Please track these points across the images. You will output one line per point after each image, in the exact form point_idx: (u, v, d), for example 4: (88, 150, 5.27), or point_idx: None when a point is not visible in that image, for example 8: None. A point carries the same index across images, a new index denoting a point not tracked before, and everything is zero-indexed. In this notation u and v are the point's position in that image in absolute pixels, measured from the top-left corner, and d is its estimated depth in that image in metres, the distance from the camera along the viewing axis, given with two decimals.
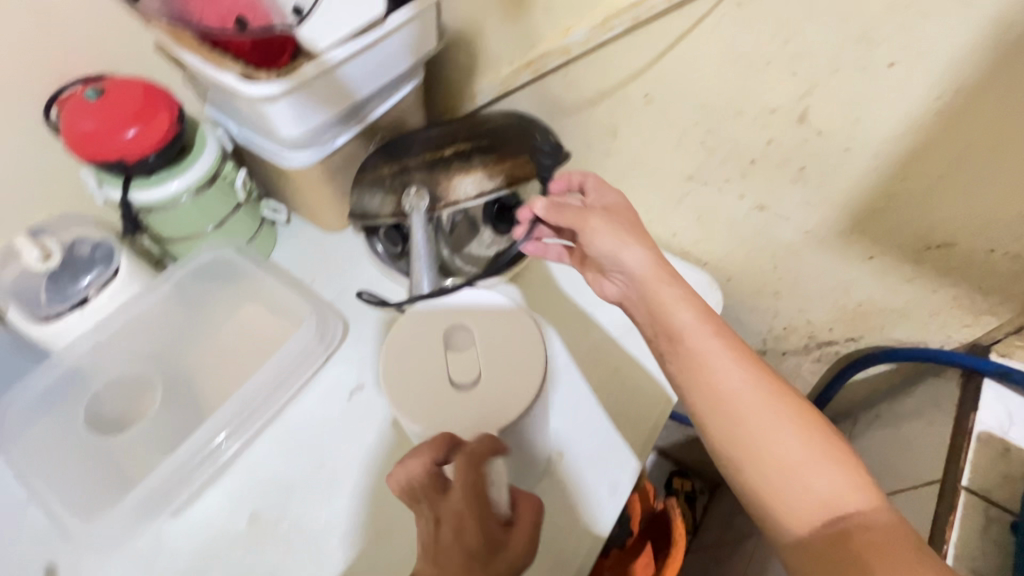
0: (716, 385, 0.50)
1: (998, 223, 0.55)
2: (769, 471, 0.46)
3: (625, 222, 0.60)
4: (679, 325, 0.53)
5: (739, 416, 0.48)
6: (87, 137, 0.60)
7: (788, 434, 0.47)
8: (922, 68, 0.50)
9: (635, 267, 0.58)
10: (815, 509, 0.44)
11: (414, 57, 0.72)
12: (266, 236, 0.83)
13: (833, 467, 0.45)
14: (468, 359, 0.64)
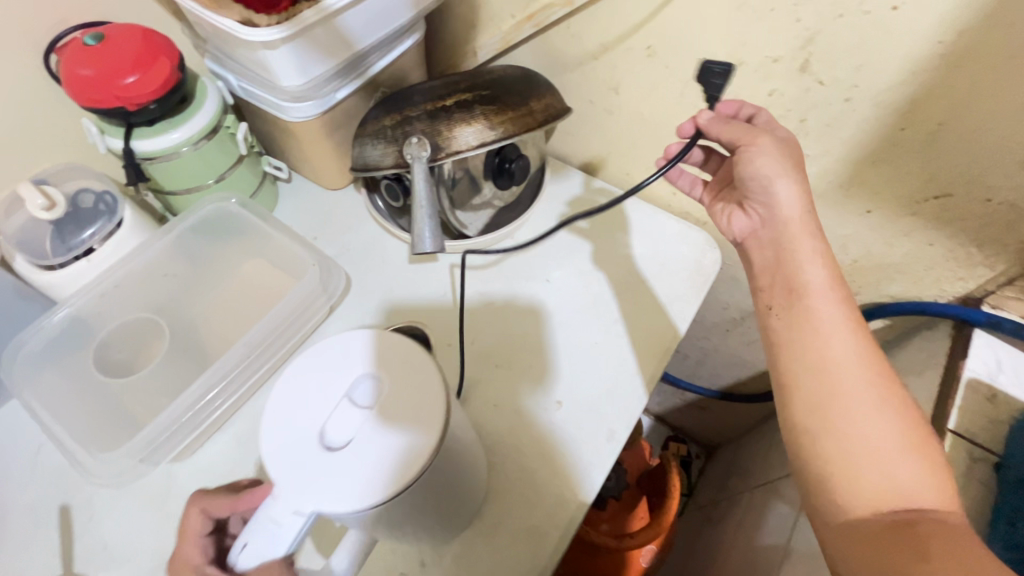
0: (823, 350, 0.50)
1: (995, 172, 0.56)
2: (849, 446, 0.47)
3: (790, 158, 0.55)
4: (805, 282, 0.53)
5: (839, 386, 0.48)
6: (86, 82, 0.60)
7: (883, 420, 0.47)
8: (923, 10, 0.50)
9: (787, 207, 0.55)
10: (885, 491, 0.45)
11: (417, 11, 0.72)
12: (267, 193, 0.84)
13: (918, 466, 0.45)
14: (350, 412, 0.45)
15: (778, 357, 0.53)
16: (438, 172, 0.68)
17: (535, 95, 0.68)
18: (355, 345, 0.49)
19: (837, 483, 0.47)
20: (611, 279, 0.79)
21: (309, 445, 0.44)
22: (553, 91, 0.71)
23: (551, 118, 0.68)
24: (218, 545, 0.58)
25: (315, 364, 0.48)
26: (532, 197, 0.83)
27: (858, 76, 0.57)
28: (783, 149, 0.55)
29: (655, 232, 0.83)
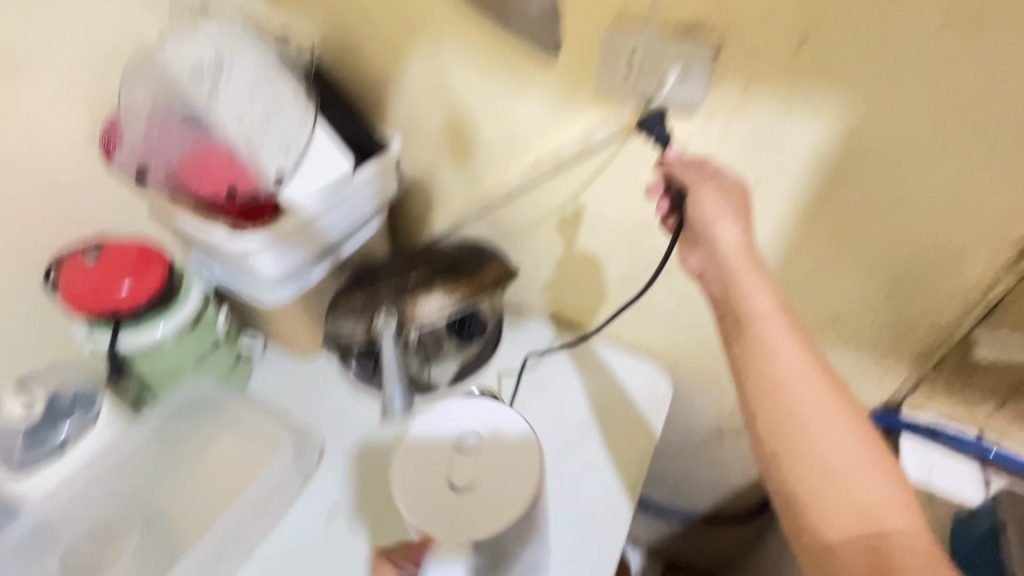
0: (780, 375, 0.53)
1: (867, 300, 0.67)
2: (819, 472, 0.50)
3: (735, 203, 0.61)
4: (751, 311, 0.56)
5: (801, 413, 0.52)
6: (85, 295, 0.68)
7: (843, 444, 0.51)
8: (775, 188, 0.64)
9: (728, 243, 0.59)
10: (852, 512, 0.48)
11: (380, 202, 0.84)
12: (243, 368, 0.88)
13: (878, 480, 0.49)
14: (471, 467, 0.62)
15: (741, 382, 0.56)
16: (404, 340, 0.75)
17: (486, 265, 0.78)
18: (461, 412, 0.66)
19: (816, 509, 0.49)
20: (575, 419, 0.85)
21: (438, 489, 0.61)
22: (501, 258, 0.81)
23: (502, 282, 0.78)
24: None
25: (444, 423, 0.66)
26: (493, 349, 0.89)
27: None
28: (725, 196, 0.60)
29: (606, 368, 0.90)
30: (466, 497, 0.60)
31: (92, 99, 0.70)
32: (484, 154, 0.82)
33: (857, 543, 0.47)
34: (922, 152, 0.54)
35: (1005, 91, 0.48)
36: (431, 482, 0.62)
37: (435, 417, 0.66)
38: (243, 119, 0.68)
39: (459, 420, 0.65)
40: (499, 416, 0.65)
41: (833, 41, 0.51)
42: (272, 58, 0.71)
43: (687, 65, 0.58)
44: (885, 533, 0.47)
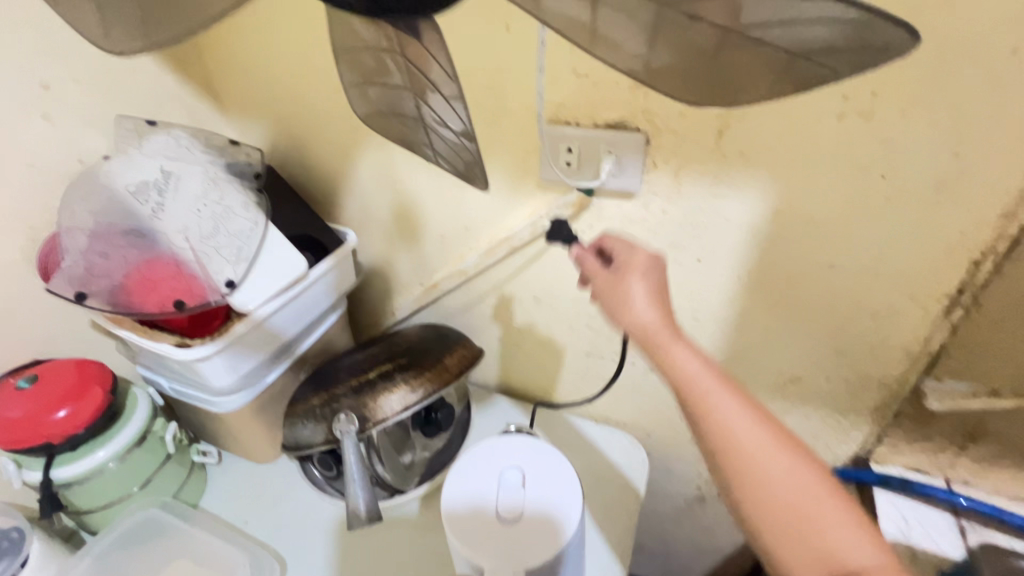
0: (728, 435, 0.48)
1: (819, 358, 0.69)
2: (781, 519, 0.46)
3: (654, 282, 0.54)
4: (682, 374, 0.50)
5: (750, 456, 0.47)
6: (12, 425, 0.63)
7: (798, 484, 0.47)
8: (719, 260, 0.67)
9: (648, 320, 0.51)
10: (828, 564, 0.44)
11: (336, 293, 0.83)
12: (194, 484, 0.82)
13: (838, 517, 0.46)
14: (513, 496, 0.63)
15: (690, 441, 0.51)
16: (367, 439, 0.72)
17: (448, 351, 0.77)
18: (497, 447, 0.69)
19: (782, 557, 0.46)
20: None
21: (485, 521, 0.62)
22: (463, 341, 0.80)
23: (466, 366, 0.76)
24: None
25: (477, 458, 0.68)
26: (462, 435, 0.86)
27: (695, 303, 0.72)
28: (645, 278, 0.53)
29: (579, 443, 0.89)
30: (515, 526, 0.61)
31: (32, 219, 0.68)
32: (439, 241, 0.83)
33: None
34: (848, 219, 0.58)
35: (906, 166, 0.52)
36: (483, 522, 0.62)
37: (466, 458, 0.68)
38: (190, 229, 0.67)
39: (492, 453, 0.68)
40: (525, 445, 0.69)
41: (749, 130, 0.56)
42: (220, 168, 0.73)
43: (621, 154, 0.62)
44: (861, 574, 0.43)
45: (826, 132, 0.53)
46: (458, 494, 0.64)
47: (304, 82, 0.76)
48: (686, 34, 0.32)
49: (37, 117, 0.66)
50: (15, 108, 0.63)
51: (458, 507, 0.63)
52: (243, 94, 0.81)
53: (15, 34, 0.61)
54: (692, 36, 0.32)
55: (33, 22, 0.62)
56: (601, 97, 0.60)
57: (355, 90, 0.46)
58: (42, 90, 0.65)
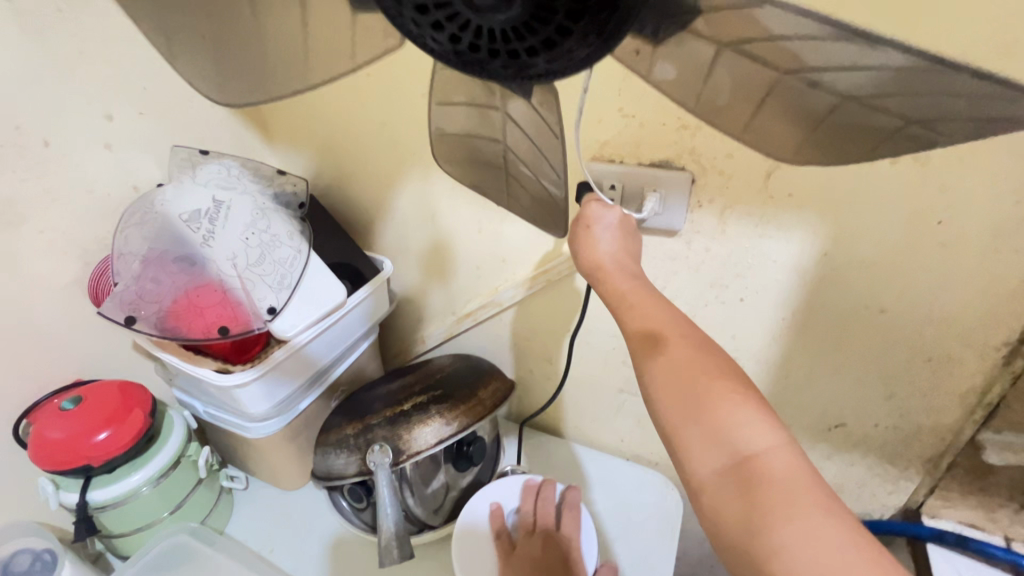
0: (645, 323, 0.48)
1: (866, 406, 0.67)
2: (678, 403, 0.43)
3: (617, 232, 0.56)
4: (616, 293, 0.51)
5: (654, 344, 0.46)
6: (55, 446, 0.63)
7: (698, 370, 0.44)
8: (764, 300, 0.66)
9: (605, 255, 0.54)
10: (724, 448, 0.41)
11: (370, 322, 0.83)
12: (221, 510, 0.82)
13: (738, 400, 0.42)
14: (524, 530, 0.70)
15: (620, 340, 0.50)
16: (399, 472, 0.71)
17: (482, 383, 0.77)
18: (501, 484, 0.74)
19: (678, 443, 0.43)
20: None
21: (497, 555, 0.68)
22: (496, 373, 0.80)
23: (499, 400, 0.76)
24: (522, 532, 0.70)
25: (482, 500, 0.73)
26: (492, 472, 0.84)
27: (736, 341, 0.71)
28: (605, 223, 0.55)
29: (610, 481, 0.87)
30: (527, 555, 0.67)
31: (86, 243, 0.70)
32: (474, 273, 0.84)
33: (722, 474, 0.40)
34: (903, 260, 0.56)
35: (963, 211, 0.51)
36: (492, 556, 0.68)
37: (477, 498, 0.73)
38: (237, 259, 0.69)
39: (496, 490, 0.74)
40: (523, 480, 0.75)
41: (801, 172, 0.55)
42: (268, 198, 0.75)
43: (667, 192, 0.62)
44: (753, 455, 0.40)
45: (879, 176, 0.53)
46: (469, 535, 0.69)
47: (351, 114, 0.78)
48: (804, 98, 0.34)
49: (99, 146, 0.68)
50: (80, 137, 0.66)
51: (471, 546, 0.68)
52: (291, 126, 0.84)
53: (86, 69, 0.64)
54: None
55: (104, 56, 0.65)
56: (649, 137, 0.60)
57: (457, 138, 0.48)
58: (106, 121, 0.68)
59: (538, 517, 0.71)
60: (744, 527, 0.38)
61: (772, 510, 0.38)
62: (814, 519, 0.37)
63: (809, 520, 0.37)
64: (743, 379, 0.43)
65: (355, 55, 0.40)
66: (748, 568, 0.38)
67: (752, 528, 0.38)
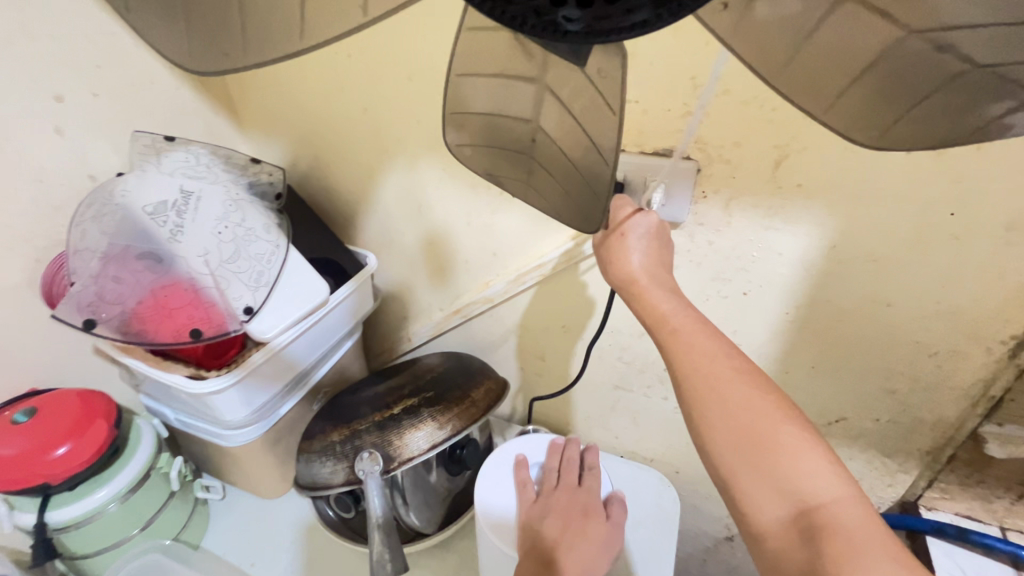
0: (699, 359, 0.46)
1: (868, 400, 0.66)
2: (737, 448, 0.43)
3: (651, 240, 0.52)
4: (655, 313, 0.49)
5: (708, 377, 0.45)
6: (7, 464, 0.57)
7: (761, 414, 0.43)
8: (768, 295, 0.64)
9: (639, 267, 0.51)
10: (790, 496, 0.41)
11: (353, 319, 0.79)
12: (196, 522, 0.77)
13: (805, 449, 0.42)
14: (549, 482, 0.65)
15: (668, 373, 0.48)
16: (390, 480, 0.67)
17: (475, 383, 0.73)
18: (527, 439, 0.71)
19: (738, 488, 0.43)
20: None
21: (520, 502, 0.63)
22: (489, 373, 0.76)
23: (493, 400, 0.72)
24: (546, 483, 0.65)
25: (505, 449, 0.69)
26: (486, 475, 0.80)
27: (738, 337, 0.69)
28: (639, 231, 0.52)
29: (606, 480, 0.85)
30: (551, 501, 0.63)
31: (36, 240, 0.64)
32: (464, 267, 0.80)
33: (786, 522, 0.41)
34: (914, 253, 0.55)
35: (977, 202, 0.50)
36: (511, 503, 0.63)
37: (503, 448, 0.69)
38: (210, 257, 0.64)
39: (520, 443, 0.70)
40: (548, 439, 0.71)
41: (811, 162, 0.53)
42: (242, 188, 0.70)
43: (671, 182, 0.59)
44: (820, 505, 0.40)
45: (894, 167, 0.51)
46: (490, 482, 0.65)
47: (330, 98, 0.72)
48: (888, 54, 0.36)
49: (49, 131, 0.62)
50: (27, 120, 0.59)
51: (490, 496, 0.63)
52: (264, 111, 0.78)
53: (29, 44, 0.57)
54: (924, 70, 0.29)
55: (52, 31, 0.59)
56: (652, 124, 0.57)
57: (473, 117, 0.40)
58: (55, 102, 0.61)
59: (563, 471, 0.67)
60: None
61: (842, 561, 0.37)
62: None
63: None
64: (807, 426, 0.43)
65: (364, 4, 0.30)
66: None
67: None
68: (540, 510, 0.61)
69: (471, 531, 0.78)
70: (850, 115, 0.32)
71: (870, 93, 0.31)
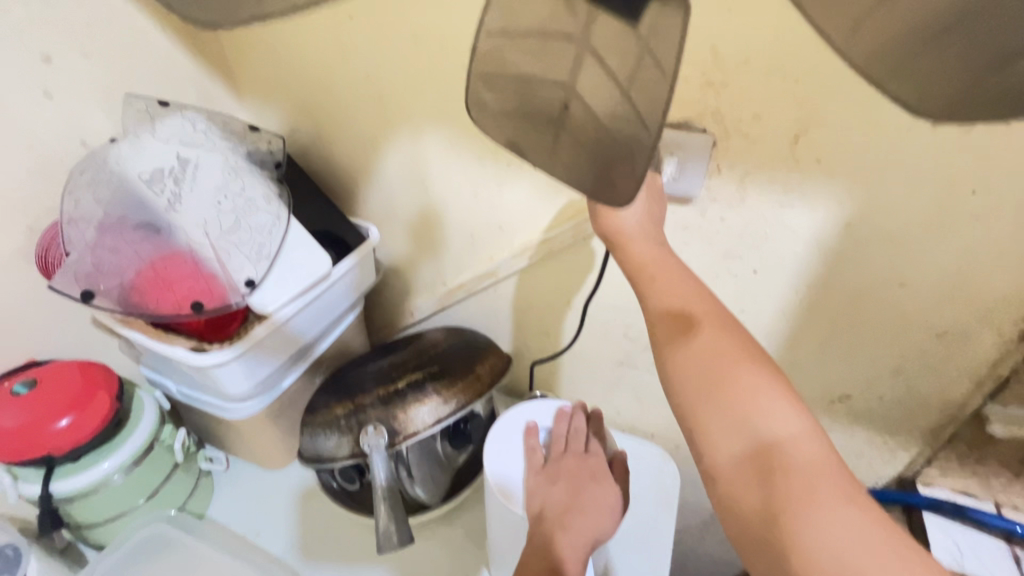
0: (670, 300, 0.47)
1: (873, 379, 0.66)
2: (700, 387, 0.43)
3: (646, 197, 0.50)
4: (635, 259, 0.49)
5: (678, 320, 0.46)
6: (11, 438, 0.57)
7: (722, 353, 0.44)
8: (778, 273, 0.63)
9: (629, 222, 0.50)
10: (748, 435, 0.41)
11: (356, 293, 0.77)
12: (200, 493, 0.77)
13: (766, 388, 0.42)
14: (557, 449, 0.65)
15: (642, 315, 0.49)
16: (395, 453, 0.67)
17: (479, 358, 0.73)
18: (536, 405, 0.70)
19: (697, 426, 0.43)
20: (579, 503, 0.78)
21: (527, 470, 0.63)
22: (493, 348, 0.76)
23: (497, 375, 0.72)
24: (553, 449, 0.65)
25: (514, 416, 0.68)
26: None
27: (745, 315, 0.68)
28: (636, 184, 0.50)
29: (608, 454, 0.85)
30: (560, 469, 0.63)
31: (30, 209, 0.62)
32: (468, 242, 0.78)
33: (741, 459, 0.41)
34: (931, 233, 0.54)
35: (1000, 183, 0.49)
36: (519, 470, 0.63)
37: (511, 415, 0.69)
38: (209, 226, 0.62)
39: (528, 408, 0.69)
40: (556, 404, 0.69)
41: (833, 136, 0.52)
42: (240, 155, 0.67)
43: (686, 156, 0.57)
44: (776, 442, 0.40)
45: (918, 144, 0.49)
46: (497, 451, 0.65)
47: (330, 62, 0.69)
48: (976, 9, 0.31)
49: (38, 95, 0.59)
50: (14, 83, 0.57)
51: (500, 466, 0.63)
52: (262, 78, 0.75)
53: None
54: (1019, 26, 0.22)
55: None
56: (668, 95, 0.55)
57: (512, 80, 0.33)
58: (43, 63, 0.58)
59: (570, 437, 0.66)
60: (761, 516, 0.38)
61: (790, 497, 0.38)
62: (836, 514, 0.36)
63: (831, 514, 0.36)
64: (768, 366, 0.43)
65: None
66: (761, 555, 0.38)
67: (771, 518, 0.38)
68: (549, 479, 0.62)
69: (473, 504, 0.79)
70: (921, 83, 0.25)
71: (947, 57, 0.24)
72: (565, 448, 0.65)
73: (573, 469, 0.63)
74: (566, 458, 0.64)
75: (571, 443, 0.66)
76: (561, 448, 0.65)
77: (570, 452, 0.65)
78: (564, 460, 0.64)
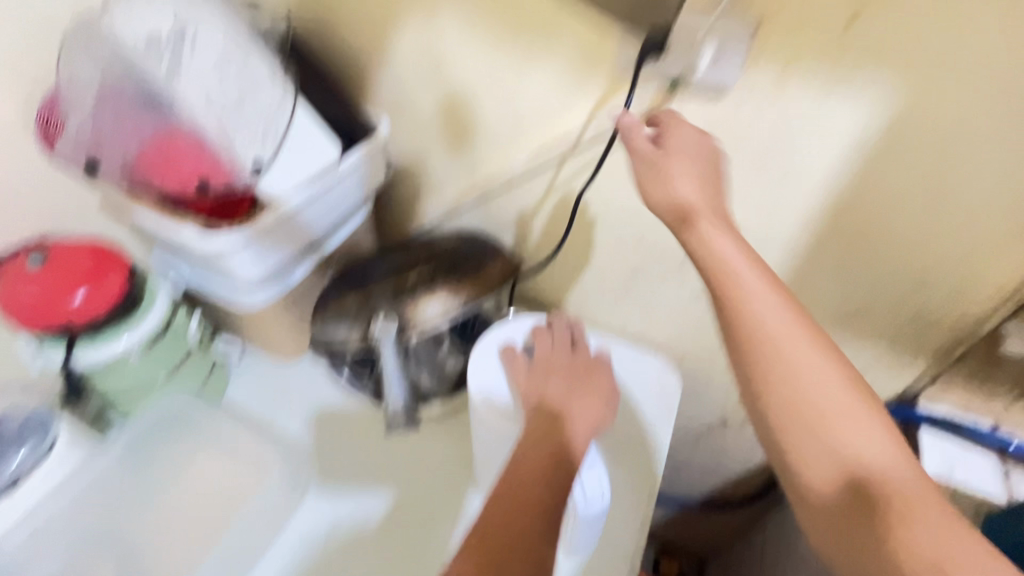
0: (759, 328, 0.49)
1: (891, 295, 0.65)
2: (794, 420, 0.48)
3: (700, 163, 0.54)
4: (699, 239, 0.52)
5: (758, 335, 0.49)
6: (32, 310, 0.58)
7: (803, 362, 0.48)
8: (807, 178, 0.60)
9: (685, 195, 0.53)
10: (841, 477, 0.46)
11: (366, 189, 0.75)
12: (218, 376, 0.81)
13: (846, 407, 0.47)
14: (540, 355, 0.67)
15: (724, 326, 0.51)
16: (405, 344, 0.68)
17: (489, 259, 0.72)
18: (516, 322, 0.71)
19: (793, 453, 0.48)
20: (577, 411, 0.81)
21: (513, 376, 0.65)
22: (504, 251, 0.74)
23: (508, 277, 0.71)
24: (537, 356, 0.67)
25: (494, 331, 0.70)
26: None
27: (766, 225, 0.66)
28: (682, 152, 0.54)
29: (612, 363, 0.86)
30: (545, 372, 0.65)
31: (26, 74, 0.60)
32: (482, 139, 0.75)
33: (841, 496, 0.46)
34: (985, 137, 0.50)
35: None
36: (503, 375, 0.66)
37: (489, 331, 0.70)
38: (212, 100, 0.58)
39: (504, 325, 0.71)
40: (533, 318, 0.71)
41: (889, 16, 0.46)
42: (243, 25, 0.62)
43: (724, 38, 0.52)
44: (855, 466, 0.46)
45: (984, 27, 0.44)
46: (479, 362, 0.67)
47: None
48: None
49: None
50: None
51: (483, 374, 0.66)
52: None
53: None
54: None
55: None
56: None
57: None
58: None
59: (555, 345, 0.68)
60: (847, 513, 0.45)
61: (890, 525, 0.42)
62: (923, 519, 0.42)
63: (923, 519, 0.42)
64: (840, 370, 0.49)
65: None
66: (847, 540, 0.44)
67: (881, 538, 0.42)
68: (536, 383, 0.64)
69: None
70: None
71: None
72: (551, 352, 0.67)
73: (560, 371, 0.66)
74: (552, 362, 0.66)
75: (556, 350, 0.68)
76: (546, 353, 0.67)
77: (557, 356, 0.67)
78: (552, 364, 0.66)
